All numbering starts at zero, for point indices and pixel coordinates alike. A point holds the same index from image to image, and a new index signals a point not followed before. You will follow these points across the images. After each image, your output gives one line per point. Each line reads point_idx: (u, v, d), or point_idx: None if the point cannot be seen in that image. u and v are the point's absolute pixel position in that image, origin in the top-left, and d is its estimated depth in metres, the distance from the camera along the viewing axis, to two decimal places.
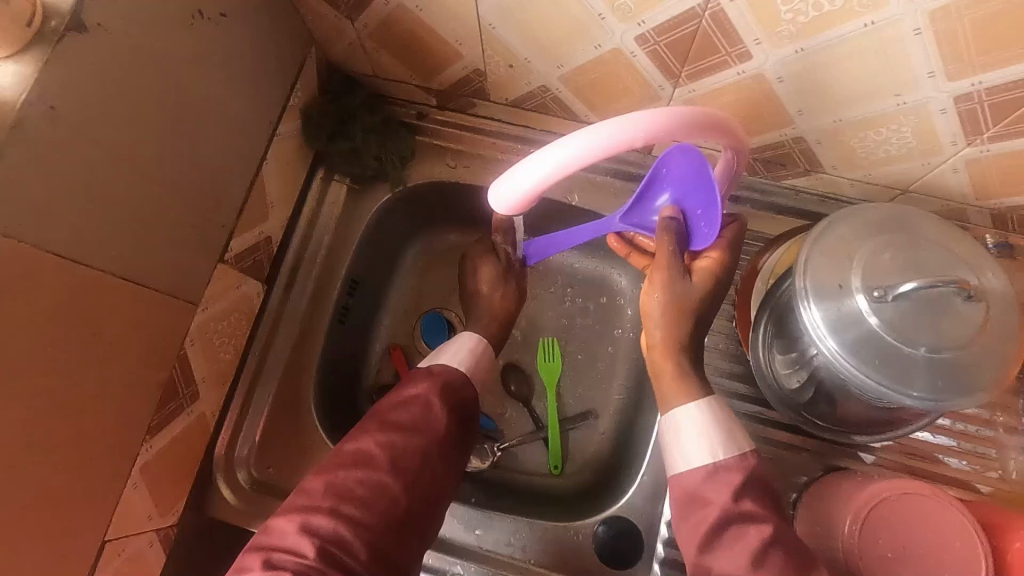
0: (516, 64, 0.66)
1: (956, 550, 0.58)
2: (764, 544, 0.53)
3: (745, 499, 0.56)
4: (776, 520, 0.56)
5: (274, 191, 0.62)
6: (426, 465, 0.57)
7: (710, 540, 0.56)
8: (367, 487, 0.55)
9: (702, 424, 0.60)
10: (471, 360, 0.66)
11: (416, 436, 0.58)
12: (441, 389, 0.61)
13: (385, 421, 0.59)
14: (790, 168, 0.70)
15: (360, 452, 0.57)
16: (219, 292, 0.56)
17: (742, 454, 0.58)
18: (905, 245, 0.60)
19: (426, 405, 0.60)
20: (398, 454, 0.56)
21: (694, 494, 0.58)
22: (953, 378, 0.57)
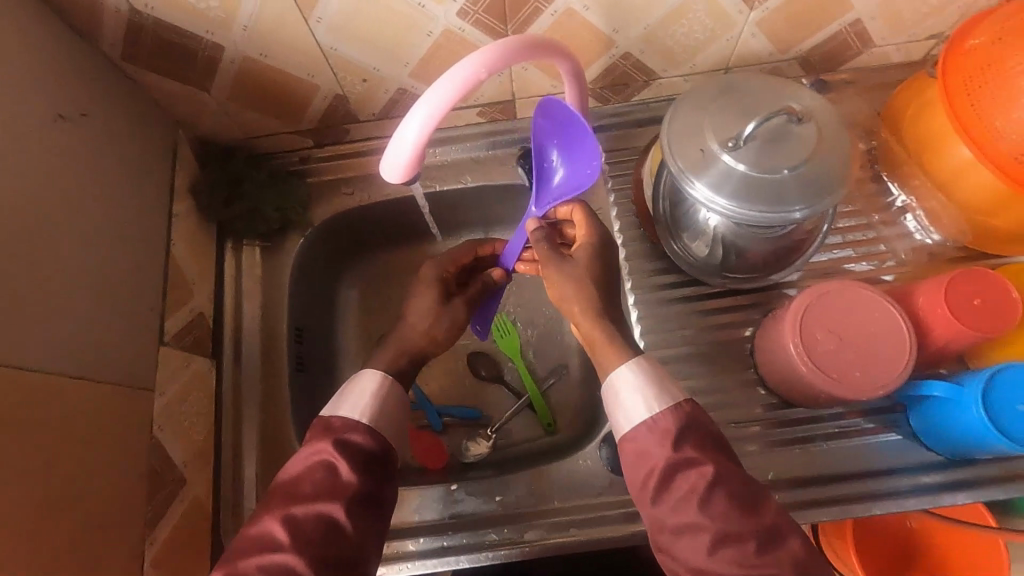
0: (368, 76, 0.67)
1: (880, 321, 0.58)
2: (709, 486, 0.47)
3: (684, 445, 0.49)
4: (717, 459, 0.49)
5: (189, 268, 0.68)
6: (337, 530, 0.49)
7: (661, 489, 0.48)
8: (271, 571, 0.46)
9: (635, 382, 0.53)
10: (372, 407, 0.56)
11: (320, 500, 0.49)
12: (341, 444, 0.53)
13: (286, 489, 0.51)
14: (633, 84, 0.75)
15: (260, 530, 0.49)
16: (168, 374, 0.61)
17: (677, 403, 0.51)
18: (740, 98, 0.63)
19: (327, 466, 0.51)
20: (302, 523, 0.48)
21: (641, 451, 0.51)
22: (822, 186, 0.59)
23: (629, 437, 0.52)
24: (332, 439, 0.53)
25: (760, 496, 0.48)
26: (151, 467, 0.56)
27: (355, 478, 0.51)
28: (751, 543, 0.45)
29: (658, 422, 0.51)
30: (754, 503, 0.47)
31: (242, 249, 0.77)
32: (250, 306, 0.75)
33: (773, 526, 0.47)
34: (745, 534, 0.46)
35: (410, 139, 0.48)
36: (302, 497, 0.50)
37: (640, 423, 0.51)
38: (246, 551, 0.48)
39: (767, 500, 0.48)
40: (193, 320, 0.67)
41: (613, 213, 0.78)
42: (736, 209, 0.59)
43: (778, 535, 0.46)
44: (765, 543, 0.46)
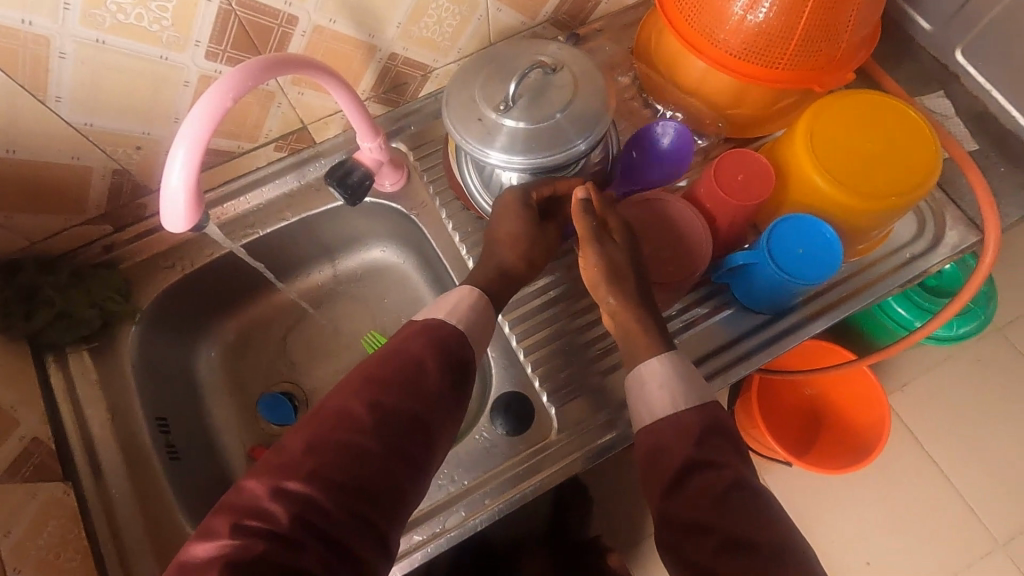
0: (143, 142, 0.66)
1: (679, 220, 0.68)
2: (726, 488, 0.50)
3: (708, 443, 0.54)
4: (739, 465, 0.52)
5: (4, 396, 0.62)
6: (409, 424, 0.52)
7: (676, 485, 0.52)
8: (346, 453, 0.49)
9: (669, 377, 0.59)
10: (464, 315, 0.61)
11: (410, 381, 0.54)
12: (437, 346, 0.57)
13: (374, 372, 0.54)
14: (412, 81, 0.79)
15: (344, 407, 0.52)
16: (10, 511, 0.56)
17: (706, 404, 0.57)
18: (499, 67, 0.69)
19: (415, 361, 0.55)
20: (384, 408, 0.52)
21: (658, 447, 0.55)
22: (590, 119, 0.66)
23: (651, 429, 0.58)
24: (421, 340, 0.57)
25: (776, 508, 0.50)
26: None
27: (439, 374, 0.55)
28: (762, 553, 0.46)
29: (681, 420, 0.56)
30: (765, 510, 0.50)
31: (66, 358, 0.71)
32: (95, 412, 0.70)
33: (785, 544, 0.47)
34: (756, 540, 0.47)
35: (180, 183, 0.48)
36: (388, 380, 0.53)
37: (664, 417, 0.57)
38: (331, 423, 0.51)
39: (779, 513, 0.50)
40: (26, 447, 0.62)
41: (436, 203, 0.81)
42: (527, 160, 0.64)
43: (789, 551, 0.47)
44: (776, 554, 0.46)
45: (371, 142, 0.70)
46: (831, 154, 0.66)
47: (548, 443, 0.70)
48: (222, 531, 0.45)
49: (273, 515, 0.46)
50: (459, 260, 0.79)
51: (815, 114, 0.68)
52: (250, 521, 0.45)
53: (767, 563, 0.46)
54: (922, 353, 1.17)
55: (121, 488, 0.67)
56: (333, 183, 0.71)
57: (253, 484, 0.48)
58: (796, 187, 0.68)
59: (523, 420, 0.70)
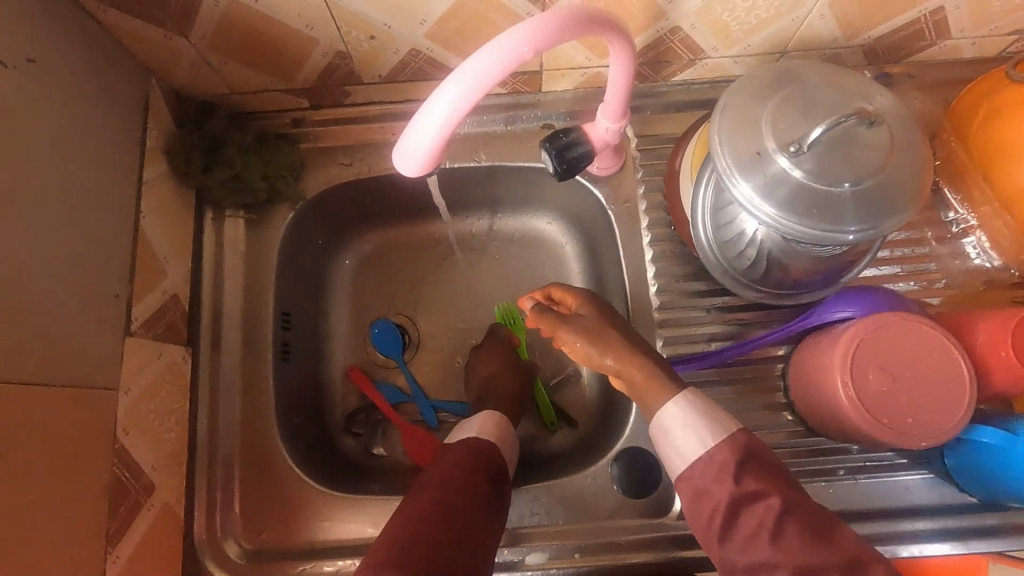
0: (378, 34, 0.58)
1: (938, 364, 0.52)
2: (778, 520, 0.44)
3: (746, 477, 0.47)
4: (786, 490, 0.46)
5: (163, 245, 0.60)
6: (467, 531, 0.48)
7: (727, 525, 0.46)
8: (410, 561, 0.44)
9: (682, 417, 0.51)
10: (494, 432, 0.60)
11: (461, 496, 0.50)
12: (484, 459, 0.56)
13: (426, 485, 0.51)
14: (676, 62, 0.66)
15: (404, 519, 0.48)
16: (135, 368, 0.54)
17: (732, 434, 0.50)
18: (803, 91, 0.54)
19: (465, 471, 0.53)
20: (445, 511, 0.48)
21: (699, 490, 0.48)
22: (886, 203, 0.52)
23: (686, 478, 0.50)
24: (472, 453, 0.56)
25: (833, 521, 0.44)
26: (115, 479, 0.50)
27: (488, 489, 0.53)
28: (831, 575, 0.41)
29: (714, 455, 0.49)
30: (827, 533, 0.43)
31: (223, 220, 0.68)
32: (231, 286, 0.67)
33: (855, 559, 0.42)
34: (828, 566, 0.41)
35: (432, 126, 0.40)
36: (436, 494, 0.50)
37: (696, 457, 0.50)
38: (388, 534, 0.46)
39: (840, 529, 0.44)
40: (166, 304, 0.60)
41: (640, 206, 0.70)
42: (788, 220, 0.52)
43: (859, 567, 0.41)
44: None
45: (613, 123, 0.60)
46: None
47: (668, 517, 0.62)
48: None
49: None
50: (642, 280, 0.68)
51: None
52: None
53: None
54: None
55: (232, 372, 0.65)
56: (551, 152, 0.61)
57: None
58: None
59: (649, 480, 0.63)
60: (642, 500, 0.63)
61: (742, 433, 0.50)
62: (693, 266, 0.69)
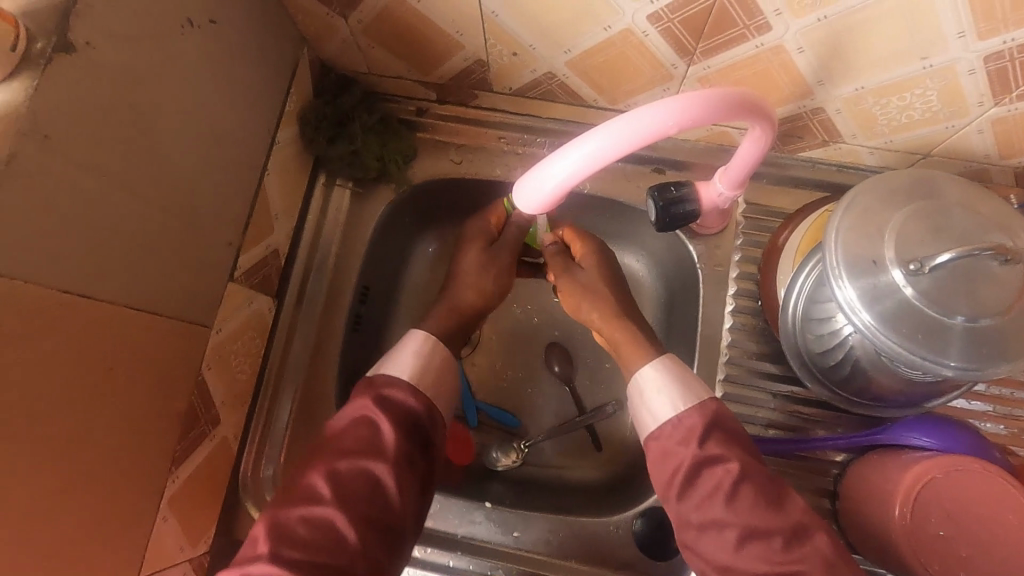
0: (521, 51, 0.59)
1: (1012, 525, 0.49)
2: (735, 484, 0.49)
3: (710, 441, 0.52)
4: (743, 456, 0.51)
5: (277, 202, 0.64)
6: (375, 490, 0.51)
7: (686, 486, 0.51)
8: (313, 528, 0.49)
9: (660, 380, 0.56)
10: (419, 366, 0.59)
11: (362, 458, 0.52)
12: (388, 404, 0.55)
13: (331, 445, 0.53)
14: (808, 139, 0.64)
15: (308, 483, 0.51)
16: (230, 311, 0.58)
17: (702, 401, 0.55)
18: (939, 207, 0.52)
19: (370, 423, 0.54)
20: (344, 479, 0.51)
21: (665, 450, 0.53)
22: (996, 346, 0.49)
23: (655, 437, 0.55)
24: (375, 397, 0.56)
25: (786, 489, 0.50)
26: (190, 408, 0.54)
27: (399, 439, 0.53)
28: (778, 538, 0.47)
29: (683, 419, 0.54)
30: (780, 500, 0.49)
31: (332, 187, 0.72)
32: (325, 250, 0.71)
33: (799, 523, 0.48)
34: (772, 529, 0.47)
35: (557, 177, 0.42)
36: (346, 453, 0.52)
37: (665, 420, 0.55)
38: (292, 498, 0.50)
39: (791, 497, 0.50)
40: (266, 257, 0.64)
41: (732, 272, 0.69)
42: (887, 335, 0.50)
43: (804, 532, 0.48)
44: (791, 541, 0.47)
45: (728, 190, 0.59)
46: None
47: None
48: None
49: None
50: (714, 347, 0.67)
51: None
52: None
53: (782, 546, 0.47)
54: None
55: (307, 330, 0.69)
56: (656, 202, 0.61)
57: None
58: None
59: (667, 545, 0.64)
60: (659, 562, 0.64)
61: (712, 401, 0.56)
62: (770, 346, 0.67)
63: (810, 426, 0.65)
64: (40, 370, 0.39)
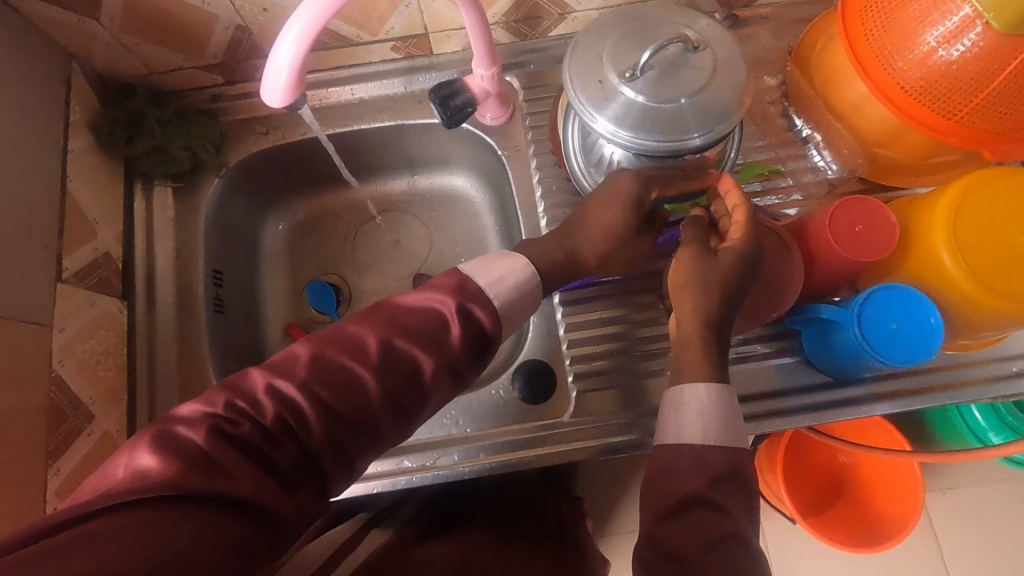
0: (270, 5, 0.65)
1: (776, 252, 0.61)
2: (722, 538, 0.44)
3: (717, 485, 0.47)
4: (740, 520, 0.46)
5: (92, 207, 0.67)
6: (409, 382, 0.48)
7: (670, 518, 0.46)
8: (345, 378, 0.47)
9: (705, 407, 0.50)
10: (510, 292, 0.53)
11: (417, 343, 0.49)
12: (463, 311, 0.50)
13: (395, 314, 0.50)
14: (547, 17, 0.74)
15: (357, 334, 0.48)
16: (69, 310, 0.61)
17: (735, 441, 0.49)
18: (639, 28, 0.63)
19: (438, 318, 0.50)
20: (390, 353, 0.48)
21: (667, 470, 0.48)
22: (713, 114, 0.60)
23: (669, 447, 0.50)
24: (458, 297, 0.51)
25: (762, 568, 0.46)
26: (52, 402, 0.57)
27: (457, 347, 0.50)
28: None
29: (704, 453, 0.48)
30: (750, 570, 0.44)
31: (152, 189, 0.75)
32: (162, 247, 0.74)
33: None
34: None
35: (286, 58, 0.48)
36: (407, 330, 0.49)
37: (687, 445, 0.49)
38: (339, 348, 0.48)
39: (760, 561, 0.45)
40: (97, 261, 0.66)
41: (530, 150, 0.78)
42: (632, 135, 0.60)
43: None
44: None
45: (486, 70, 0.68)
46: (972, 232, 0.59)
47: (564, 418, 0.68)
48: (216, 407, 0.44)
49: (261, 410, 0.44)
50: (532, 216, 0.76)
51: (973, 180, 0.60)
52: (238, 407, 0.44)
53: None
54: (997, 466, 0.99)
55: (167, 323, 0.72)
56: (437, 101, 0.69)
57: (253, 374, 0.46)
58: (916, 257, 0.61)
59: (545, 388, 0.70)
60: (541, 405, 0.69)
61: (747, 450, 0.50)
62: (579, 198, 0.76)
63: None
64: None
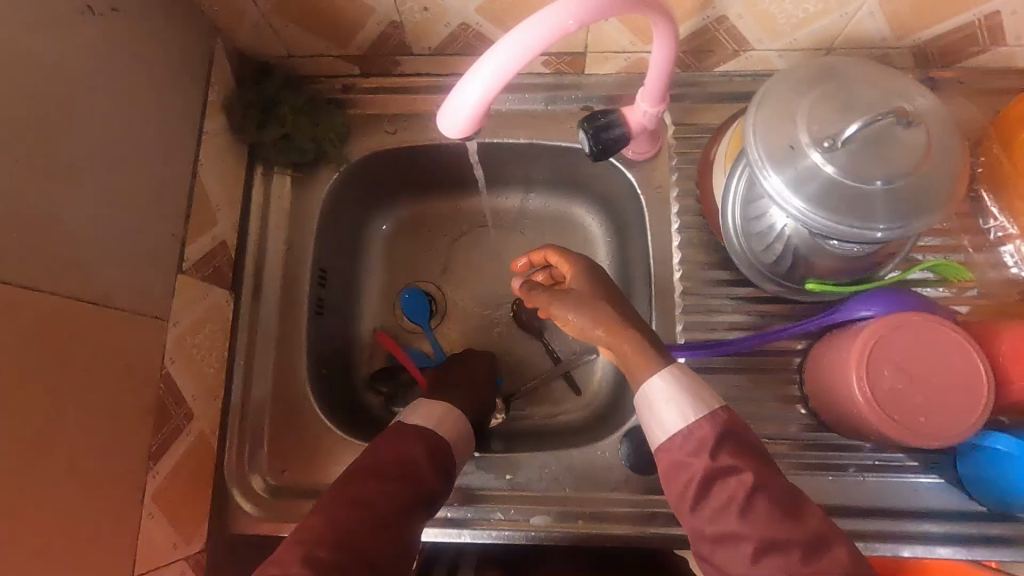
0: (431, 5, 0.61)
1: (958, 365, 0.54)
2: (750, 495, 0.42)
3: (722, 452, 0.45)
4: (761, 465, 0.44)
5: (216, 193, 0.64)
6: (410, 515, 0.48)
7: (700, 495, 0.44)
8: (340, 541, 0.44)
9: (667, 386, 0.49)
10: (441, 422, 0.58)
11: (400, 480, 0.49)
12: (425, 440, 0.54)
13: (363, 468, 0.50)
14: (720, 52, 0.67)
15: (331, 500, 0.47)
16: (185, 303, 0.58)
17: (713, 412, 0.47)
18: (841, 87, 0.55)
19: (410, 454, 0.52)
20: (377, 495, 0.47)
21: (677, 462, 0.47)
22: (917, 202, 0.52)
23: (664, 447, 0.48)
24: (414, 435, 0.54)
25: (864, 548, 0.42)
26: (159, 401, 0.54)
27: (431, 475, 0.51)
28: (796, 551, 0.41)
29: (694, 431, 0.47)
30: (797, 507, 0.43)
31: (272, 176, 0.72)
32: (274, 239, 0.71)
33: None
34: (790, 542, 0.41)
35: (475, 92, 0.44)
36: (381, 472, 0.49)
37: (675, 432, 0.47)
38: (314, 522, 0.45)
39: (809, 507, 0.43)
40: (214, 249, 0.64)
41: (673, 193, 0.71)
42: (818, 214, 0.53)
43: (824, 544, 0.41)
44: (810, 551, 0.41)
45: (652, 107, 0.61)
46: None
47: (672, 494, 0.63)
48: None
49: None
50: (666, 266, 0.70)
51: None
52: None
53: (802, 558, 0.40)
54: None
55: (270, 320, 0.69)
56: (588, 132, 0.63)
57: None
58: None
59: None
60: (649, 476, 0.64)
61: (725, 411, 0.48)
62: (719, 255, 0.70)
63: (766, 320, 0.67)
64: None
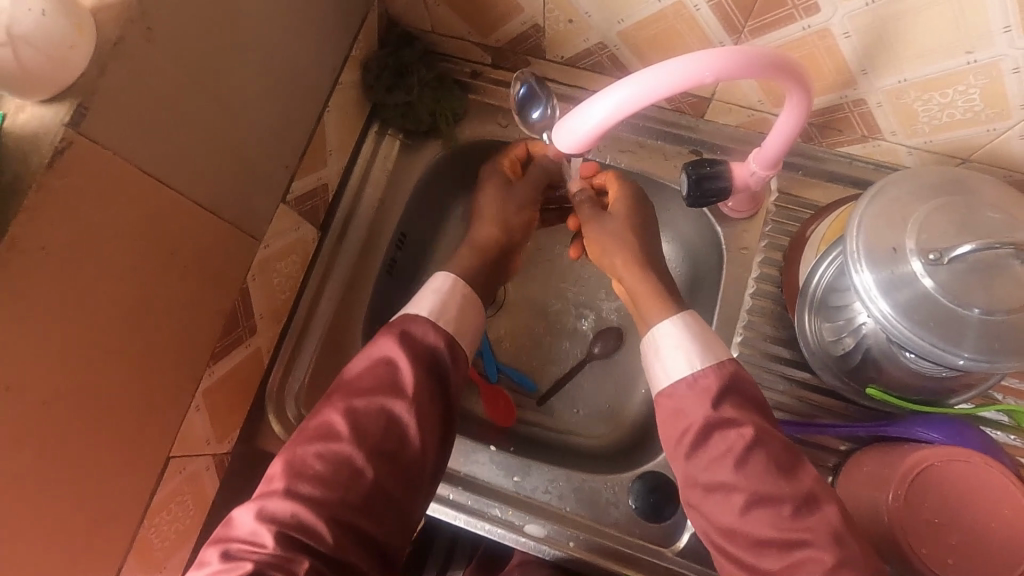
0: (576, 19, 0.63)
1: (1006, 521, 0.51)
2: (747, 449, 0.50)
3: (726, 406, 0.52)
4: (759, 422, 0.52)
5: (333, 139, 0.69)
6: (394, 428, 0.54)
7: (696, 447, 0.52)
8: (328, 463, 0.52)
9: (680, 338, 0.56)
10: (440, 303, 0.60)
11: (380, 397, 0.55)
12: (407, 343, 0.57)
13: (348, 386, 0.56)
14: (848, 133, 0.65)
15: (323, 420, 0.54)
16: (279, 230, 0.63)
17: (720, 362, 0.54)
18: (967, 205, 0.52)
19: (388, 362, 0.56)
20: (361, 417, 0.54)
21: (678, 409, 0.54)
22: (1013, 342, 0.50)
23: (666, 390, 0.55)
24: (398, 337, 0.57)
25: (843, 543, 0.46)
26: (232, 311, 0.59)
27: (419, 383, 0.55)
28: (787, 506, 0.48)
29: (699, 379, 0.54)
30: (793, 469, 0.50)
31: (384, 136, 0.77)
32: (369, 194, 0.75)
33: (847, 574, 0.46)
34: (782, 497, 0.48)
35: (599, 116, 0.47)
36: (362, 391, 0.55)
37: (678, 378, 0.55)
38: (309, 437, 0.53)
39: (805, 469, 0.50)
40: (316, 189, 0.68)
41: (756, 257, 0.70)
42: (901, 323, 0.51)
43: (814, 501, 0.48)
44: (799, 510, 0.48)
45: (761, 169, 0.61)
46: None
47: (668, 548, 0.63)
48: (211, 560, 0.49)
49: (263, 537, 0.49)
50: (729, 326, 0.69)
51: None
52: (242, 548, 0.49)
53: (790, 514, 0.48)
54: None
55: (344, 266, 0.73)
56: (691, 176, 0.62)
57: (241, 511, 0.51)
58: None
59: (666, 509, 0.64)
60: (652, 525, 0.64)
61: (730, 363, 0.55)
62: (786, 331, 0.68)
63: (814, 410, 0.65)
64: (113, 235, 0.44)
